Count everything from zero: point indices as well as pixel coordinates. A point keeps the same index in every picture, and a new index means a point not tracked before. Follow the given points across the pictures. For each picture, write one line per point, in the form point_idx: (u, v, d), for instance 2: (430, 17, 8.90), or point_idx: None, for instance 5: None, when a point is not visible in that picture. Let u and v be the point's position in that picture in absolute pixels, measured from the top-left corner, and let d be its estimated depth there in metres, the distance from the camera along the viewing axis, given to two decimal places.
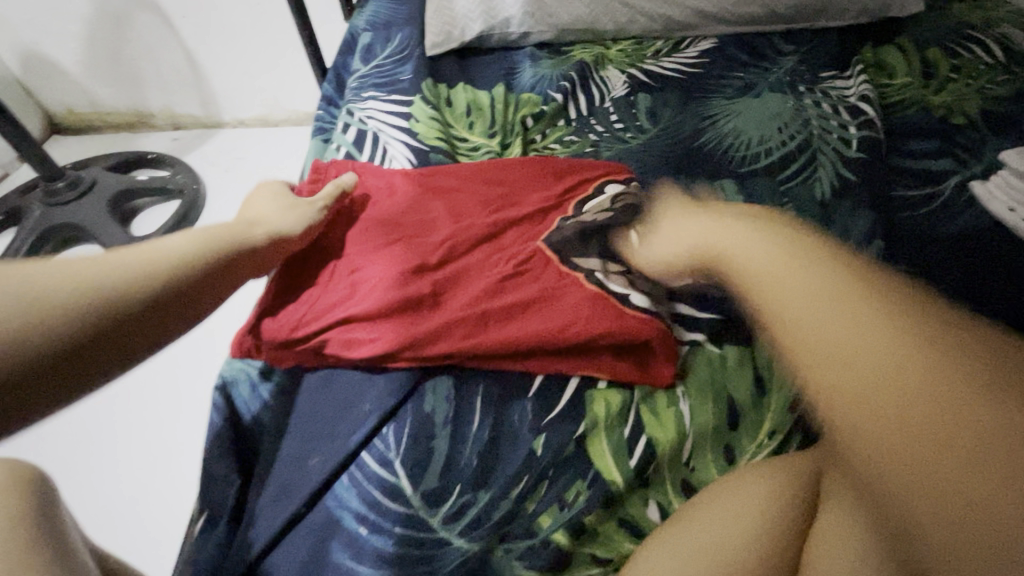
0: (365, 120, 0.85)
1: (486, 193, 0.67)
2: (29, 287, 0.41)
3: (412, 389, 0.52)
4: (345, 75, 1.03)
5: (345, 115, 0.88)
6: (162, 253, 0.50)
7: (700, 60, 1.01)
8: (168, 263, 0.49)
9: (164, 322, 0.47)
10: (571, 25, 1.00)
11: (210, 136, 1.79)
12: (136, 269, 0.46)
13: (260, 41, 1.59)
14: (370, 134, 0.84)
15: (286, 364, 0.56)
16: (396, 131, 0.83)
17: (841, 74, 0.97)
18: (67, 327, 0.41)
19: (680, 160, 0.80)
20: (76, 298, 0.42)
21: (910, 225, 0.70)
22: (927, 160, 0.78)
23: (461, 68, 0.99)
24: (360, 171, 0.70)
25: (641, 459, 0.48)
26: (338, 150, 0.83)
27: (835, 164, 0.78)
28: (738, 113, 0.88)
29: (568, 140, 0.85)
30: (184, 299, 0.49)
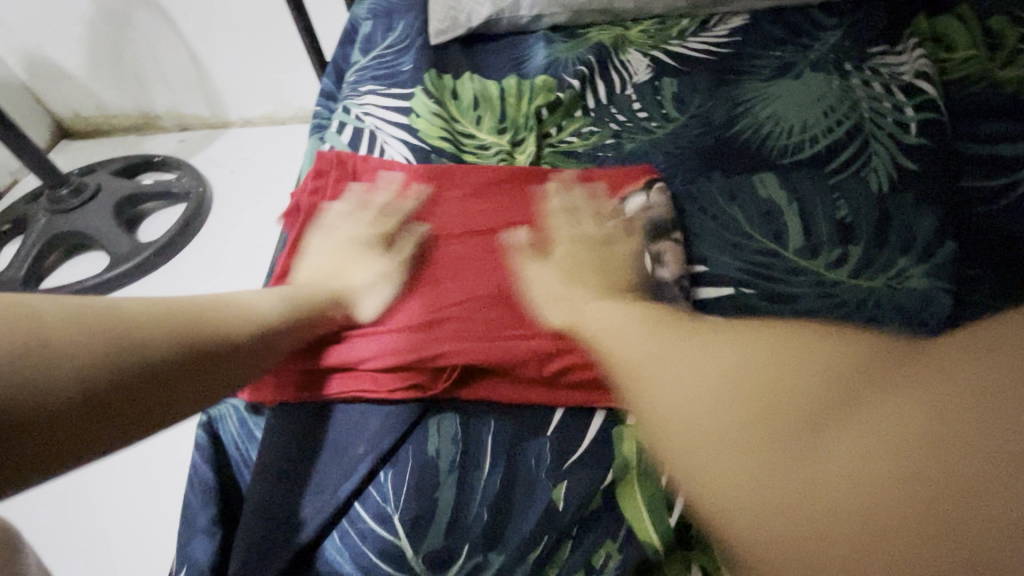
0: (362, 117, 0.79)
1: (496, 202, 0.61)
2: (100, 327, 0.40)
3: (412, 426, 0.46)
4: (345, 68, 0.97)
5: (342, 112, 0.81)
6: (244, 313, 0.49)
7: (731, 38, 0.91)
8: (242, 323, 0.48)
9: (214, 379, 0.45)
10: (586, 5, 0.91)
11: (216, 137, 1.75)
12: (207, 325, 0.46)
13: (261, 35, 1.53)
14: (367, 133, 0.77)
15: (273, 399, 0.50)
16: (395, 128, 0.76)
17: (893, 48, 0.86)
18: (123, 372, 0.39)
19: (712, 152, 0.71)
20: (142, 345, 0.41)
21: (985, 222, 0.60)
22: (1001, 145, 0.68)
23: (468, 57, 0.91)
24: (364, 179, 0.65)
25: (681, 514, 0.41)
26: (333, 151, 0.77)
27: (892, 151, 0.68)
28: (777, 97, 0.78)
29: (586, 132, 0.77)
30: (239, 358, 0.47)
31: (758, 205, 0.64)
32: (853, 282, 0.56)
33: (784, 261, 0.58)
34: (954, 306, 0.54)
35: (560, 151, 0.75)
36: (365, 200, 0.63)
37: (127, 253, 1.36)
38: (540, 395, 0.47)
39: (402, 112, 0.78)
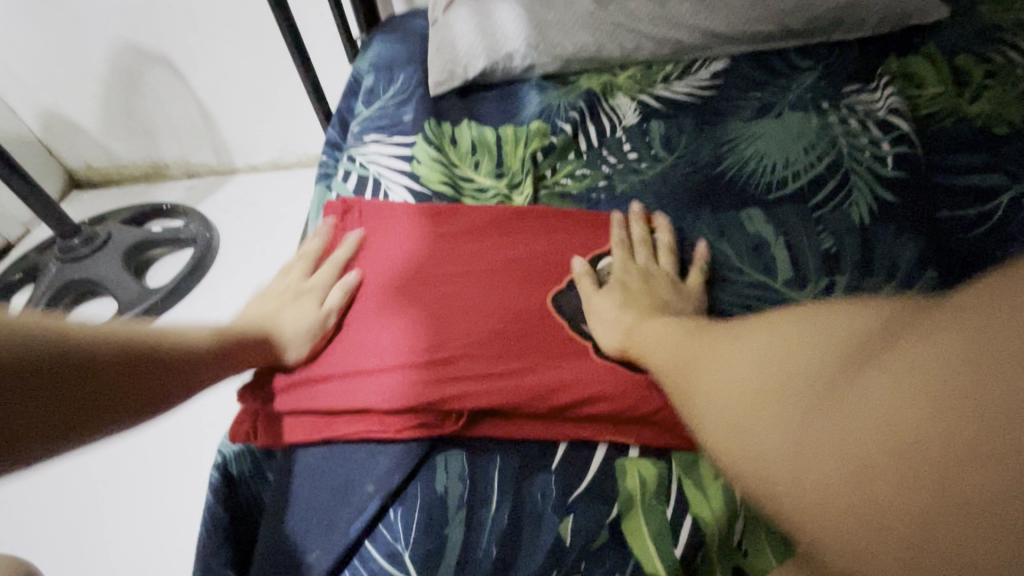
0: (366, 166, 0.83)
1: (497, 240, 0.63)
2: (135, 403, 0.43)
3: (419, 465, 0.47)
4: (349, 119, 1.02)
5: (347, 161, 0.85)
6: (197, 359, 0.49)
7: (714, 81, 0.96)
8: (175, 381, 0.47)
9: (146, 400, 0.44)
10: (576, 54, 0.97)
11: (222, 183, 1.81)
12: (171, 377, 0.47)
13: (267, 87, 1.60)
14: (371, 180, 0.81)
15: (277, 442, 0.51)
16: (398, 175, 0.80)
17: (866, 87, 0.91)
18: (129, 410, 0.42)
19: (700, 190, 0.75)
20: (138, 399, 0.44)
21: (966, 252, 0.63)
22: (973, 176, 0.72)
23: (465, 105, 0.96)
24: (367, 220, 0.68)
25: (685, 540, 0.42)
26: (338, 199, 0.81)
27: (870, 185, 0.72)
28: (760, 135, 0.83)
29: (579, 174, 0.80)
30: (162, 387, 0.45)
31: (746, 240, 0.67)
32: None
33: (775, 294, 0.61)
34: None
35: (556, 193, 0.78)
36: (369, 244, 0.65)
37: (135, 299, 1.39)
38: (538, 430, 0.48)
39: (404, 159, 0.82)
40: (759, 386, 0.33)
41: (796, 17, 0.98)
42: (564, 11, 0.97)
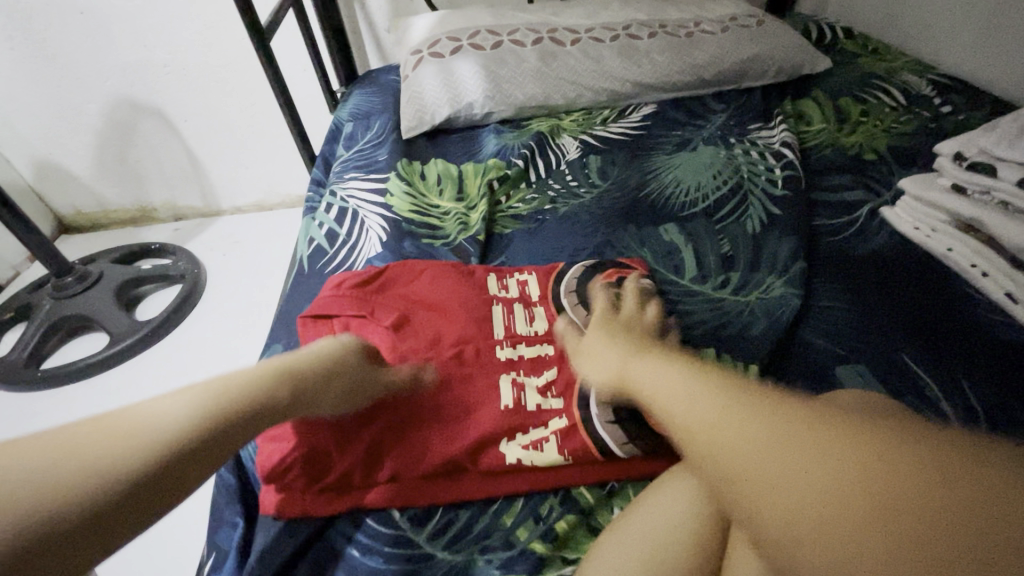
0: (346, 199, 0.97)
1: (507, 304, 0.70)
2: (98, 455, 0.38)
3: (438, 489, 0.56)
4: (331, 161, 1.16)
5: (330, 195, 0.99)
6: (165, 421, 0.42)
7: (643, 122, 1.15)
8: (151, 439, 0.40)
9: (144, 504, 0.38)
10: (527, 102, 1.14)
11: (209, 224, 1.92)
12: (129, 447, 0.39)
13: (255, 135, 1.76)
14: (350, 211, 0.95)
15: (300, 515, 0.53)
16: (374, 206, 0.94)
17: (765, 125, 1.11)
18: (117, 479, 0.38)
19: (628, 210, 0.90)
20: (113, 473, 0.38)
21: (832, 249, 0.80)
22: (843, 192, 0.90)
23: (434, 147, 1.12)
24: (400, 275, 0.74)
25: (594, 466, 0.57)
26: (321, 227, 0.93)
27: (763, 202, 0.89)
28: (677, 165, 1.00)
29: (529, 198, 0.96)
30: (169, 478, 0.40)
31: (662, 246, 0.83)
32: (735, 298, 0.73)
33: (680, 286, 0.76)
34: (805, 308, 0.71)
35: (509, 215, 0.93)
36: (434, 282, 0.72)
37: (128, 330, 1.48)
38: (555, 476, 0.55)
39: (380, 191, 0.97)
40: (763, 430, 0.35)
41: (707, 70, 1.18)
42: (515, 67, 1.16)
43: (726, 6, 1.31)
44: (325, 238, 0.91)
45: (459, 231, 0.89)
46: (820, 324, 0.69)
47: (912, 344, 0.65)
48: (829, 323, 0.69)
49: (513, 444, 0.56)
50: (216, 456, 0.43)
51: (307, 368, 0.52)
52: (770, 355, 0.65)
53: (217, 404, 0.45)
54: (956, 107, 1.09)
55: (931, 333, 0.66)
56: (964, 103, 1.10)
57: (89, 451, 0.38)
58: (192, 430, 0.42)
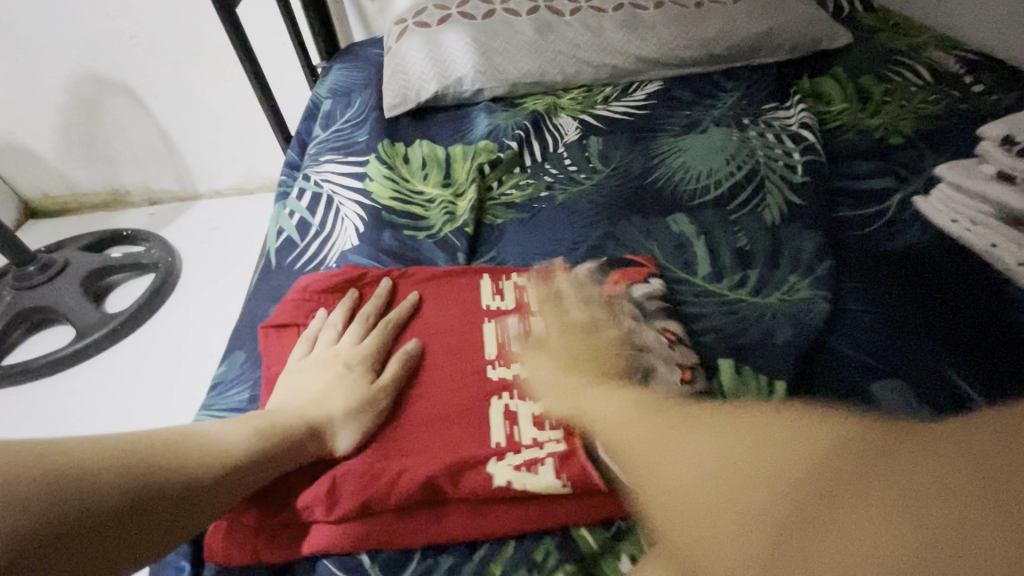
0: (320, 185, 0.87)
1: (500, 312, 0.62)
2: (117, 459, 0.40)
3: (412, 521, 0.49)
4: (307, 141, 1.06)
5: (302, 180, 0.90)
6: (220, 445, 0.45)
7: (647, 101, 1.05)
8: (200, 460, 0.43)
9: (158, 519, 0.40)
10: (521, 78, 1.04)
11: (185, 209, 1.81)
12: (174, 461, 0.42)
13: (232, 113, 1.65)
14: (324, 198, 0.85)
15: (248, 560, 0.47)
16: (350, 193, 0.84)
17: (781, 105, 1.01)
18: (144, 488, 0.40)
19: (633, 199, 0.82)
20: (137, 478, 0.40)
21: (860, 244, 0.71)
22: (870, 180, 0.81)
23: (419, 127, 1.02)
24: (389, 278, 0.66)
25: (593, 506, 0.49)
26: (292, 216, 0.84)
27: (782, 190, 0.80)
28: (687, 149, 0.91)
29: (523, 184, 0.87)
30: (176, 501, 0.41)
31: (671, 240, 0.74)
32: (753, 300, 0.65)
33: (692, 286, 0.67)
34: (832, 312, 0.63)
35: (501, 203, 0.84)
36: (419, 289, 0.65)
37: (96, 324, 1.38)
38: (543, 518, 0.48)
39: (358, 176, 0.87)
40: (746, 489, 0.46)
41: (718, 43, 1.08)
42: (508, 39, 1.05)
43: None
44: (296, 230, 0.82)
45: (445, 221, 0.80)
46: (850, 331, 0.61)
47: (956, 357, 0.58)
48: (859, 330, 0.61)
49: (503, 463, 0.49)
50: (159, 527, 0.40)
51: (222, 447, 0.45)
52: (801, 371, 0.57)
53: (124, 478, 0.39)
54: (987, 86, 1.00)
55: (977, 345, 0.59)
56: (996, 81, 1.01)
57: (163, 456, 0.42)
58: (100, 504, 0.37)
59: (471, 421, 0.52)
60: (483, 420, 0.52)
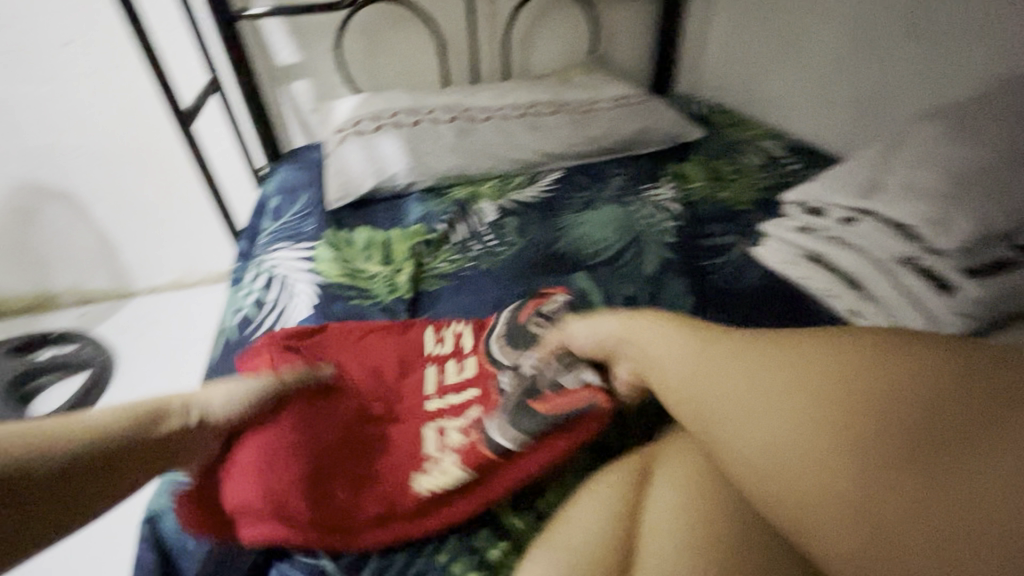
0: (273, 269, 0.99)
1: (435, 353, 0.76)
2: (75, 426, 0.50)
3: None
4: (257, 233, 1.19)
5: (256, 267, 1.02)
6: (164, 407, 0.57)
7: (552, 187, 1.28)
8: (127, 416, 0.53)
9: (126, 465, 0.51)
10: (446, 173, 1.25)
11: (120, 306, 1.82)
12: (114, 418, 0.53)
13: (175, 212, 1.74)
14: (277, 280, 0.97)
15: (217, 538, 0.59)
16: (301, 273, 0.97)
17: (655, 185, 1.28)
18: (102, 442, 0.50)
19: (544, 264, 1.00)
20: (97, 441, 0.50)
21: (716, 286, 0.92)
22: (722, 237, 1.05)
23: (360, 216, 1.18)
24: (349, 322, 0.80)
25: (517, 494, 0.63)
26: (248, 298, 0.95)
27: (658, 249, 1.02)
28: (585, 222, 1.12)
29: (453, 258, 1.03)
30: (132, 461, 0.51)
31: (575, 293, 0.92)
32: None
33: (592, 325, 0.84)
34: None
35: (435, 274, 0.99)
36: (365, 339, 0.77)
37: None
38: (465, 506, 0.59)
39: (308, 259, 1.00)
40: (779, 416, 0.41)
41: (604, 140, 1.36)
42: (434, 143, 1.27)
43: (615, 87, 1.53)
44: (252, 308, 0.93)
45: (387, 292, 0.94)
46: None
47: None
48: None
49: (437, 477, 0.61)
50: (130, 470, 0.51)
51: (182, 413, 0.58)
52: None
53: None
54: (803, 165, 1.32)
55: None
56: (809, 162, 1.34)
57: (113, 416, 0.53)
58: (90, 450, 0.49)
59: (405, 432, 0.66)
60: (420, 437, 0.66)
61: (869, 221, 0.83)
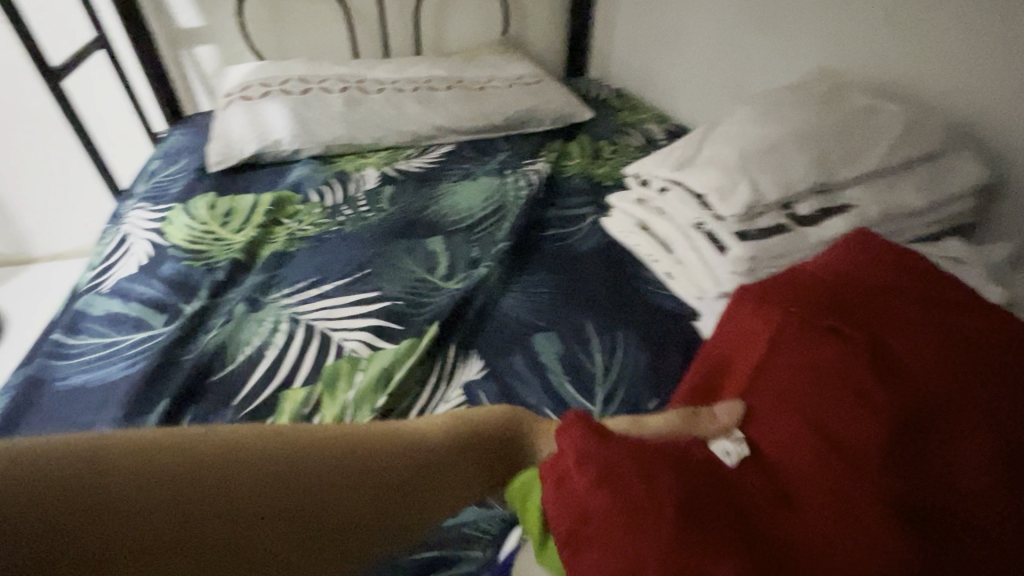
0: (122, 227, 1.10)
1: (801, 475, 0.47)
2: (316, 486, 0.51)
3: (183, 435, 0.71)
4: (126, 200, 1.24)
5: (111, 229, 1.11)
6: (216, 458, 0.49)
7: (438, 159, 1.33)
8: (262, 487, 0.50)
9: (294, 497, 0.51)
10: (334, 142, 1.30)
11: (19, 272, 1.79)
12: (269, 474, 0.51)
13: (63, 172, 1.73)
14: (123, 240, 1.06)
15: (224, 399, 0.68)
16: (145, 234, 1.06)
17: (535, 159, 1.35)
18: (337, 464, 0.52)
19: (403, 228, 1.07)
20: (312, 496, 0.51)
21: (556, 252, 1.02)
22: (574, 209, 1.15)
23: (240, 179, 1.26)
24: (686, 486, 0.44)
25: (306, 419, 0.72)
26: (98, 256, 1.04)
27: (516, 217, 1.09)
28: (459, 192, 1.18)
29: (319, 221, 1.09)
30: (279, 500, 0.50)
31: (424, 255, 1.00)
32: (466, 287, 0.92)
33: (429, 283, 0.94)
34: (514, 300, 0.92)
35: (297, 235, 1.05)
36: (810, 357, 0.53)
37: None
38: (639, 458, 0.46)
39: (159, 223, 1.09)
40: None
41: (496, 117, 1.41)
42: (322, 111, 1.31)
43: (516, 68, 1.57)
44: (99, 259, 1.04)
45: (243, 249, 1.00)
46: (527, 307, 0.90)
47: (595, 318, 0.88)
48: (533, 309, 0.90)
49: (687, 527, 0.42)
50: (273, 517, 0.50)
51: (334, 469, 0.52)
52: (474, 332, 0.86)
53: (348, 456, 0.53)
54: None
55: (608, 310, 0.89)
56: None
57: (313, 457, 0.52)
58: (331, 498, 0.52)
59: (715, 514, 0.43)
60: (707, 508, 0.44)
61: (675, 190, 0.91)
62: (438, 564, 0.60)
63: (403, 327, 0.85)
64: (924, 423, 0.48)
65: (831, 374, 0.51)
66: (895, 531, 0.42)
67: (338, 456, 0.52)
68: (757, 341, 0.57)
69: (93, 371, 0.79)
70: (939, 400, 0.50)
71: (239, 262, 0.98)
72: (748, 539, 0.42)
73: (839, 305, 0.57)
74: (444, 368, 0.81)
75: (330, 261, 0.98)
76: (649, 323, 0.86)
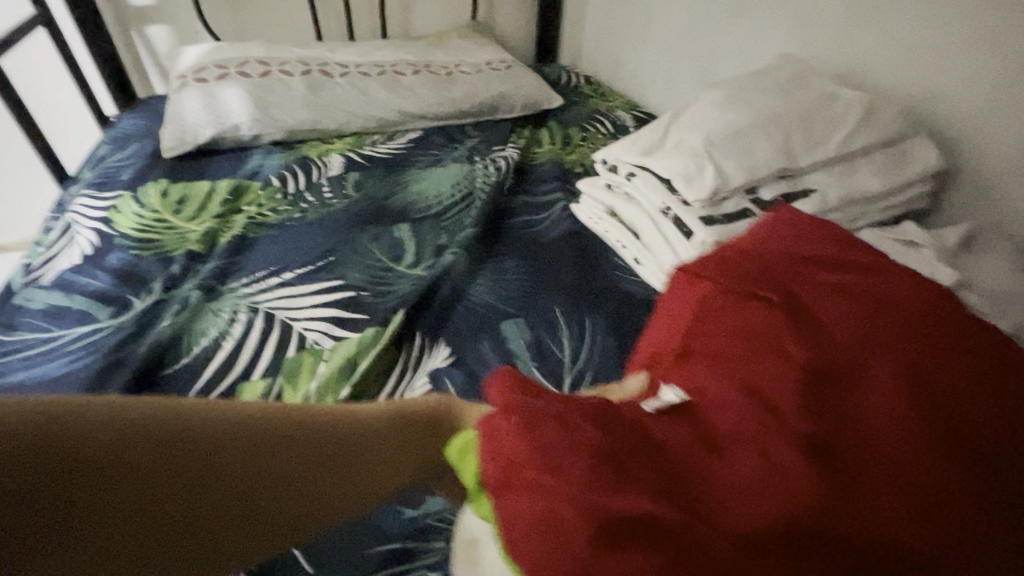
0: (64, 217, 1.04)
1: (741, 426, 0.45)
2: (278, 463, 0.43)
3: None
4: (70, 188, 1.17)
5: (53, 219, 1.05)
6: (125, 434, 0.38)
7: (405, 145, 1.31)
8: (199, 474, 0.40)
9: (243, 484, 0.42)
10: (296, 127, 1.26)
11: None
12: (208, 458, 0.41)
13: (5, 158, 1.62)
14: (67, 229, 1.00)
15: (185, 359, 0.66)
16: (91, 222, 1.00)
17: (505, 145, 1.33)
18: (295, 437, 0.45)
19: (369, 216, 1.04)
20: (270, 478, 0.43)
21: (525, 239, 1.01)
22: (544, 195, 1.14)
23: (197, 165, 1.20)
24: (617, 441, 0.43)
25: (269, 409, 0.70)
26: (39, 247, 0.98)
27: (484, 203, 1.08)
28: (427, 178, 1.16)
29: (281, 209, 1.06)
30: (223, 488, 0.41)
31: (391, 242, 0.98)
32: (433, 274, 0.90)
33: (395, 271, 0.92)
34: (482, 288, 0.91)
35: (257, 222, 1.02)
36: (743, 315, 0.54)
37: None
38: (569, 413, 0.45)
39: (106, 212, 1.04)
40: None
41: (465, 102, 1.39)
42: (283, 95, 1.26)
43: (485, 53, 1.54)
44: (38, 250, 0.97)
45: (200, 239, 0.96)
46: (496, 295, 0.89)
47: (563, 304, 0.87)
48: (502, 296, 0.89)
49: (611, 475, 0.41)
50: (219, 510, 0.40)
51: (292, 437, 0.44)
52: (442, 320, 0.84)
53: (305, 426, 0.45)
54: None
55: (577, 296, 0.89)
56: None
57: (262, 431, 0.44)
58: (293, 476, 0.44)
59: (646, 466, 0.42)
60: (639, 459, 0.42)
61: (643, 176, 0.91)
62: (395, 559, 0.59)
63: (368, 316, 0.83)
64: (848, 370, 0.47)
65: (755, 337, 0.51)
66: (827, 478, 0.40)
67: (261, 433, 0.43)
68: (687, 304, 0.58)
69: (34, 367, 0.75)
70: (870, 344, 0.49)
71: (193, 252, 0.94)
72: (676, 490, 0.41)
73: (772, 272, 0.57)
74: (410, 356, 0.79)
75: (292, 250, 0.95)
76: (617, 309, 0.87)
